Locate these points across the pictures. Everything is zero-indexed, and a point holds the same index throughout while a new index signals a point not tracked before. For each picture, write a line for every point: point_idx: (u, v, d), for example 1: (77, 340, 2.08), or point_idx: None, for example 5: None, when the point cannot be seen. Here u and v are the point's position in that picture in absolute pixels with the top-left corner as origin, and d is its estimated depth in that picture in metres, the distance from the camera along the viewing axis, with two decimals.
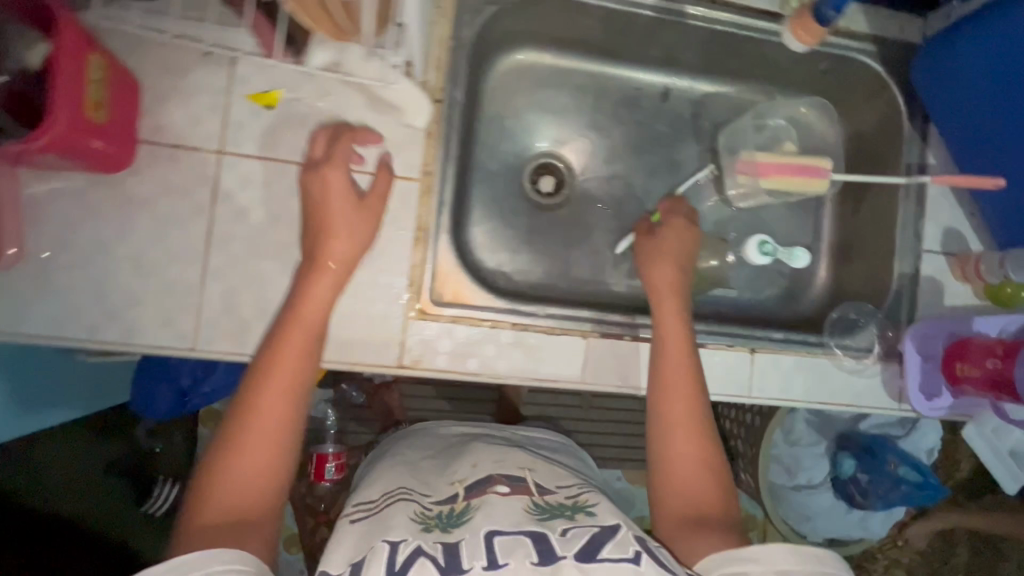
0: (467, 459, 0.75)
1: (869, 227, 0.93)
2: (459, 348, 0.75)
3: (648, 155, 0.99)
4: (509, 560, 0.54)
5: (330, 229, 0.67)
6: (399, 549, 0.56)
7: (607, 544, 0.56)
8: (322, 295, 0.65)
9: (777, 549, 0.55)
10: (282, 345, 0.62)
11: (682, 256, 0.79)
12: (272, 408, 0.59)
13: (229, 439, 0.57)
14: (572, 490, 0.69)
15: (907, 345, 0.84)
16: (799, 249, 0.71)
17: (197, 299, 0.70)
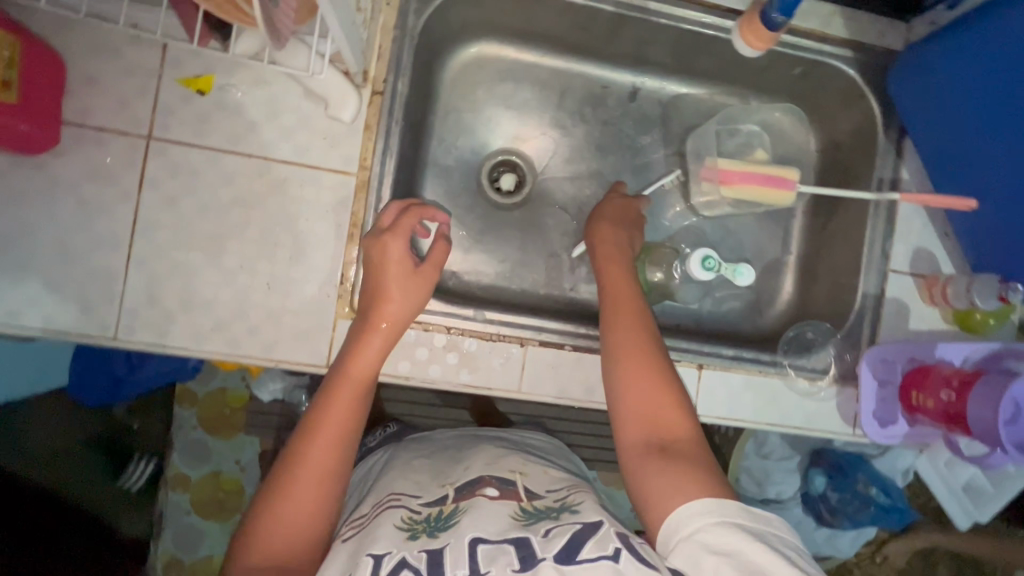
0: (459, 464, 0.71)
1: (836, 242, 0.89)
2: (390, 350, 0.73)
3: (613, 156, 0.96)
4: (490, 568, 0.51)
5: (382, 289, 0.67)
6: (383, 564, 0.52)
7: (587, 543, 0.52)
8: (374, 352, 0.66)
9: (731, 503, 0.53)
10: (334, 398, 0.63)
11: (624, 219, 0.82)
12: (318, 461, 0.60)
13: (277, 487, 0.59)
14: (561, 492, 0.64)
15: (862, 369, 0.81)
16: (745, 267, 0.67)
17: (120, 287, 0.68)
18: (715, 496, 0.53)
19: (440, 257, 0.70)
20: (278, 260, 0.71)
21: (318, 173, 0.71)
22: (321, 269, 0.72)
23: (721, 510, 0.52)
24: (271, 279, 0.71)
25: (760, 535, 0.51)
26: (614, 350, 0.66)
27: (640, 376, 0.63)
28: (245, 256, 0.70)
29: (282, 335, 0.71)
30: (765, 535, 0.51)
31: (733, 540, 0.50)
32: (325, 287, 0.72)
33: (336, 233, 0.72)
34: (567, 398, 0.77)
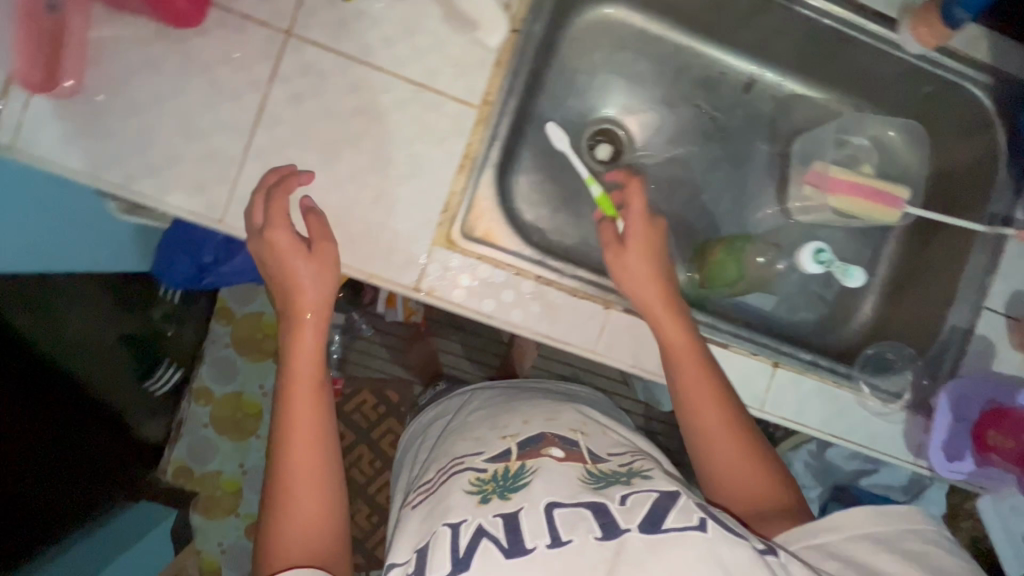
0: (517, 415, 0.71)
1: (931, 269, 0.87)
2: (478, 287, 0.74)
3: (716, 145, 0.94)
4: (572, 536, 0.49)
5: (294, 280, 0.66)
6: (461, 533, 0.52)
7: (671, 511, 0.50)
8: (311, 343, 0.65)
9: (858, 511, 0.53)
10: (292, 400, 0.62)
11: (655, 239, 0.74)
12: (303, 466, 0.60)
13: (272, 508, 0.59)
14: (623, 457, 0.63)
15: (941, 399, 0.78)
16: (855, 270, 0.64)
17: (235, 173, 0.69)
18: (846, 508, 0.54)
19: (323, 226, 0.68)
20: (388, 176, 0.71)
21: (442, 99, 0.72)
22: (427, 194, 0.72)
23: (853, 520, 0.53)
24: (378, 193, 0.71)
25: (894, 536, 0.52)
26: (688, 401, 0.67)
27: (716, 428, 0.64)
28: (357, 166, 0.71)
29: (380, 251, 0.72)
30: (895, 538, 0.52)
31: (871, 551, 0.51)
32: (428, 212, 0.72)
33: (448, 161, 0.72)
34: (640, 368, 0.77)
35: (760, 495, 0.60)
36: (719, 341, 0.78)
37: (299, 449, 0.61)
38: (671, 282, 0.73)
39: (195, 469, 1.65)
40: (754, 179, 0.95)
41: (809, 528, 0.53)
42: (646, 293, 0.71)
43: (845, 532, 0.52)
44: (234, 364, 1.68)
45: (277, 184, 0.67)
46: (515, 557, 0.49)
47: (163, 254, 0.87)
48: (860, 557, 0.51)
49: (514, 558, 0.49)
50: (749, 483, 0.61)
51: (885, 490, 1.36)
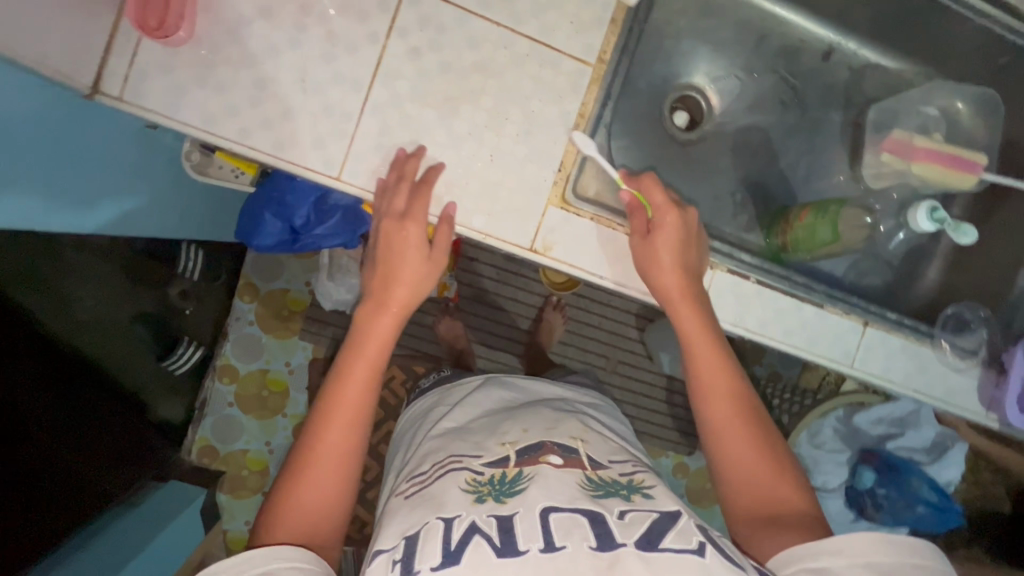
0: (517, 423, 0.73)
1: (998, 234, 0.91)
2: (589, 247, 0.74)
3: (792, 113, 0.97)
4: (566, 543, 0.51)
5: (396, 274, 0.70)
6: (454, 528, 0.54)
7: (670, 533, 0.54)
8: (385, 330, 0.70)
9: (860, 541, 0.56)
10: (349, 377, 0.67)
11: (685, 236, 0.71)
12: (335, 439, 0.64)
13: (297, 468, 0.64)
14: (626, 467, 0.67)
15: (1016, 352, 0.83)
16: (971, 229, 0.68)
17: (353, 129, 0.68)
18: (850, 535, 0.56)
19: (450, 237, 0.71)
20: (505, 134, 0.71)
21: (558, 56, 0.71)
22: (544, 152, 0.72)
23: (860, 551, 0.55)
24: (494, 152, 0.71)
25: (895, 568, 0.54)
26: (705, 406, 0.70)
27: (734, 433, 0.68)
28: (475, 124, 0.70)
29: (496, 210, 0.72)
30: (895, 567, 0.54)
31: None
32: (544, 171, 0.72)
33: (563, 120, 0.72)
34: (742, 329, 0.79)
35: (773, 503, 0.63)
36: (818, 302, 0.80)
37: (337, 426, 0.65)
38: (695, 276, 0.72)
39: (220, 448, 1.62)
40: (826, 148, 0.98)
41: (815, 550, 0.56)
42: (664, 287, 0.71)
43: (846, 558, 0.55)
44: (260, 341, 1.65)
45: (386, 180, 0.69)
46: (507, 556, 0.51)
47: (250, 219, 0.86)
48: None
49: (506, 557, 0.51)
50: (769, 491, 0.64)
51: (908, 453, 1.40)
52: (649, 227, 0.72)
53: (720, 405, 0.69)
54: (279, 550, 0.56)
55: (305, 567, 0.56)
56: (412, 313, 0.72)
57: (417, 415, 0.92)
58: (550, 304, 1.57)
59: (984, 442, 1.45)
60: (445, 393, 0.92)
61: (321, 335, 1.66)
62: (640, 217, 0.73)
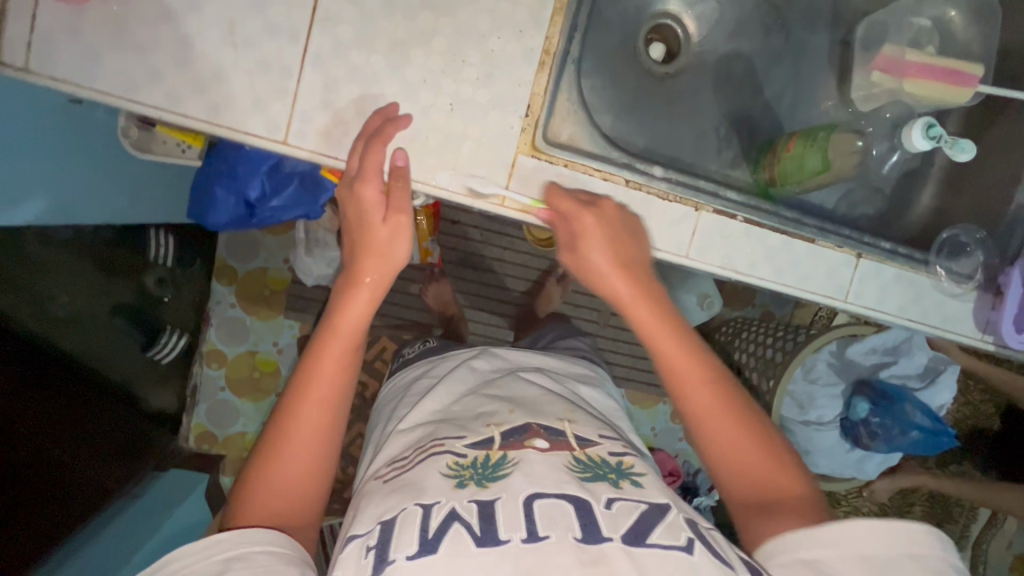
0: (502, 404, 0.72)
1: (997, 150, 0.87)
2: (565, 194, 0.69)
3: (777, 36, 0.90)
4: (550, 533, 0.50)
5: (366, 246, 0.65)
6: (431, 516, 0.53)
7: (658, 527, 0.52)
8: (361, 307, 0.65)
9: (854, 527, 0.55)
10: (322, 356, 0.64)
11: (624, 230, 0.68)
12: (308, 419, 0.62)
13: (268, 448, 0.62)
14: (616, 445, 0.66)
15: (1013, 272, 0.80)
16: (969, 143, 0.63)
17: (294, 84, 0.61)
18: (843, 522, 0.55)
19: (407, 196, 0.65)
20: (464, 79, 0.64)
21: None
22: (509, 96, 0.66)
23: (854, 535, 0.54)
24: (454, 99, 0.65)
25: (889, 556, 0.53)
26: (676, 389, 0.67)
27: (718, 420, 0.65)
28: (430, 70, 0.64)
29: (462, 164, 0.66)
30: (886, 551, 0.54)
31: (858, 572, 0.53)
32: (510, 116, 0.66)
33: (527, 59, 0.66)
34: (740, 274, 0.76)
35: (768, 489, 0.62)
36: (809, 237, 0.76)
37: (313, 405, 0.63)
38: (638, 265, 0.69)
39: (218, 433, 1.62)
40: (814, 70, 0.91)
41: (806, 541, 0.55)
42: (608, 285, 0.68)
43: (840, 548, 0.54)
44: (244, 324, 1.62)
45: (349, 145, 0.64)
46: (486, 545, 0.49)
47: (200, 195, 0.80)
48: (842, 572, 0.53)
49: (484, 547, 0.49)
50: (761, 477, 0.63)
51: (901, 380, 1.42)
52: (570, 240, 0.68)
53: (693, 392, 0.66)
54: (253, 534, 0.56)
55: (274, 549, 0.55)
56: (390, 286, 0.67)
57: (402, 386, 0.90)
58: (553, 274, 1.52)
59: (976, 363, 1.46)
60: (432, 367, 0.90)
61: (306, 313, 1.63)
62: (563, 228, 0.68)
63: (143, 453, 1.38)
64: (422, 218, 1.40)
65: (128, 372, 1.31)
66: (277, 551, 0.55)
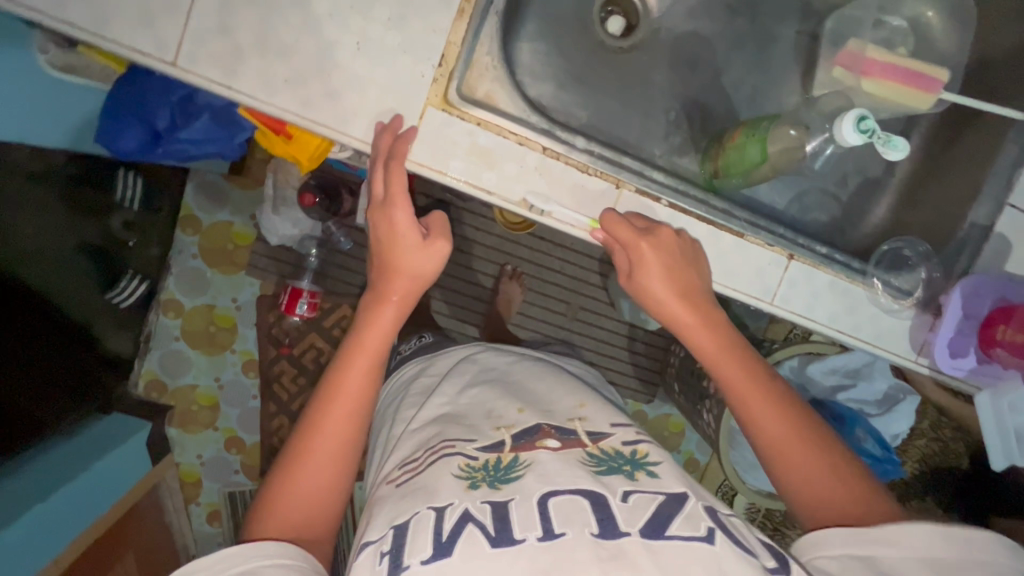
0: (512, 403, 0.67)
1: (959, 164, 0.82)
2: (474, 155, 0.65)
3: (739, 21, 0.86)
4: (566, 529, 0.48)
5: (392, 265, 0.64)
6: (445, 518, 0.51)
7: (675, 518, 0.50)
8: (388, 325, 0.64)
9: (921, 531, 0.50)
10: (348, 370, 0.61)
11: (689, 256, 0.67)
12: (333, 433, 0.59)
13: (292, 459, 0.59)
14: (629, 433, 0.62)
15: (953, 293, 0.76)
16: (901, 140, 0.58)
17: (188, 4, 0.58)
18: (907, 525, 0.51)
19: (444, 224, 0.67)
20: (375, 18, 0.60)
21: None
22: (421, 44, 0.62)
23: (917, 539, 0.50)
24: (361, 39, 0.61)
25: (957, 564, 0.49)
26: (744, 415, 0.61)
27: (786, 450, 0.58)
28: (337, 3, 0.60)
29: (364, 110, 0.62)
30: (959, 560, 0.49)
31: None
32: (421, 65, 0.62)
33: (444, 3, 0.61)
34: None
35: (838, 513, 0.55)
36: (735, 230, 0.72)
37: (336, 420, 0.60)
38: (701, 292, 0.66)
39: (169, 383, 1.58)
40: (779, 61, 0.87)
41: (855, 537, 0.52)
42: (670, 308, 0.64)
43: (902, 549, 0.50)
44: (205, 276, 1.58)
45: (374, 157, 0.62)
46: (501, 546, 0.48)
47: (110, 118, 0.76)
48: (903, 572, 0.49)
49: (501, 547, 0.47)
50: (835, 497, 0.56)
51: (858, 405, 1.36)
52: (630, 267, 0.66)
53: (760, 416, 0.60)
54: (263, 545, 0.53)
55: (286, 562, 0.52)
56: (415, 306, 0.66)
57: (399, 387, 0.84)
58: (505, 274, 1.52)
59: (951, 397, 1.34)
60: (431, 363, 0.84)
61: (268, 271, 1.59)
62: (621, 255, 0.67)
63: (88, 393, 1.35)
64: None
65: (88, 313, 1.29)
66: (290, 564, 0.52)
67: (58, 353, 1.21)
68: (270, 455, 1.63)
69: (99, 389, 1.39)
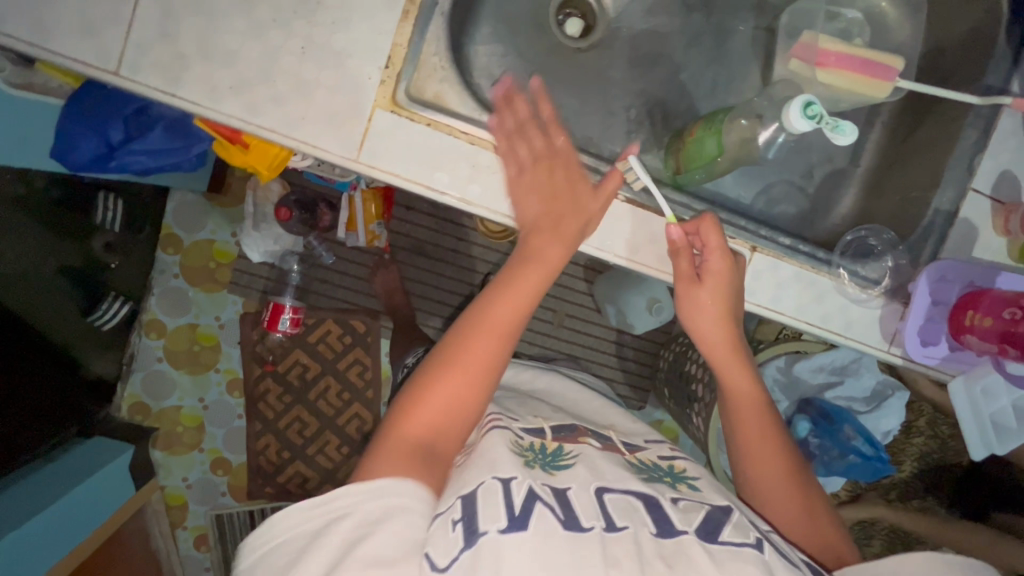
0: (544, 405, 0.78)
1: (921, 152, 0.82)
2: (425, 156, 0.65)
3: (696, 19, 0.86)
4: (627, 522, 0.52)
5: (555, 202, 0.65)
6: (513, 491, 0.51)
7: (727, 527, 0.55)
8: (550, 258, 0.64)
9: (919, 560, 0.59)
10: (511, 291, 0.61)
11: (733, 282, 0.69)
12: (484, 350, 0.59)
13: (442, 363, 0.59)
14: (664, 449, 0.75)
15: (920, 280, 0.75)
16: (848, 124, 0.58)
17: (129, 14, 0.58)
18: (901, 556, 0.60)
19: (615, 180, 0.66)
20: (319, 23, 0.61)
21: None
22: (369, 44, 0.62)
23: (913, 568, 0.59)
24: (306, 43, 0.61)
25: None
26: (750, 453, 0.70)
27: (784, 483, 0.69)
28: (280, 10, 0.60)
29: (310, 113, 0.62)
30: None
31: None
32: (368, 66, 0.62)
33: (388, 5, 0.62)
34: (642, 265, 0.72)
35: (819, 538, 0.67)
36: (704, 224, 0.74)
37: (488, 340, 0.59)
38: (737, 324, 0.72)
39: (152, 405, 1.53)
40: (737, 57, 0.87)
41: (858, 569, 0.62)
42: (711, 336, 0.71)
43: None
44: (187, 295, 1.53)
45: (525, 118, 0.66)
46: (572, 528, 0.49)
47: (62, 133, 0.76)
48: None
49: (572, 530, 0.49)
50: (809, 530, 0.67)
51: (847, 402, 1.33)
52: (698, 271, 0.69)
53: (763, 455, 0.70)
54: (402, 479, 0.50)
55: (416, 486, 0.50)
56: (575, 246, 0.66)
57: None
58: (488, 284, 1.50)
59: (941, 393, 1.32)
60: None
61: (252, 288, 1.54)
62: (687, 260, 0.69)
63: (70, 417, 1.32)
64: (372, 201, 1.43)
65: (74, 341, 1.26)
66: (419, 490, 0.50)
67: (49, 378, 1.19)
68: (257, 475, 1.57)
69: (80, 413, 1.35)
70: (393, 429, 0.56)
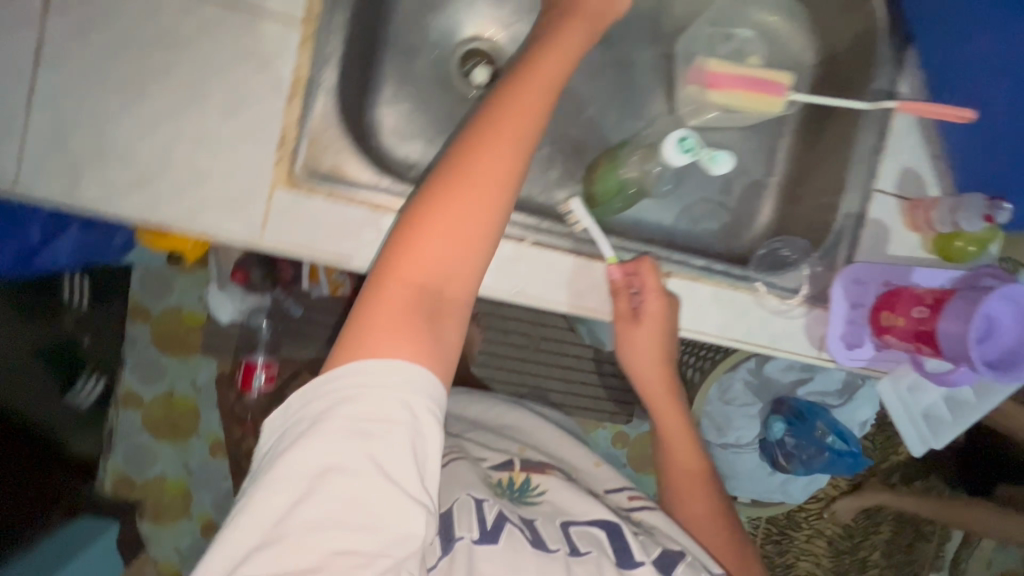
0: (513, 442, 0.85)
1: (826, 158, 0.84)
2: (328, 225, 0.67)
3: (595, 53, 0.88)
4: (590, 549, 0.62)
5: (546, 41, 0.62)
6: (486, 510, 0.61)
7: (681, 565, 0.66)
8: (540, 86, 0.58)
9: None
10: (502, 123, 0.56)
11: (669, 328, 0.74)
12: (477, 188, 0.53)
13: (430, 205, 0.53)
14: (623, 496, 0.82)
15: (835, 284, 0.76)
16: (722, 157, 0.62)
17: (22, 128, 0.60)
18: None
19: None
20: (207, 113, 0.63)
21: (258, 20, 0.64)
22: (259, 127, 0.64)
23: None
24: (198, 133, 0.63)
25: None
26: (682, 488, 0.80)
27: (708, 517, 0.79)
28: (168, 105, 0.62)
29: (210, 200, 0.64)
30: None
31: None
32: (261, 148, 0.64)
33: (274, 88, 0.64)
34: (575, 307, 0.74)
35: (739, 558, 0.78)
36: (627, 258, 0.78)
37: (482, 174, 0.54)
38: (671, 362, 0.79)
39: (136, 478, 1.53)
40: (639, 86, 0.90)
41: None
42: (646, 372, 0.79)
43: None
44: (159, 364, 1.54)
45: None
46: (539, 547, 0.59)
47: None
48: None
49: (539, 549, 0.59)
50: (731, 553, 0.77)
51: (820, 397, 1.27)
52: (635, 311, 0.73)
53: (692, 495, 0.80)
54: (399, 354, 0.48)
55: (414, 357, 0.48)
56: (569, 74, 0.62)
57: None
58: None
59: None
60: None
61: (222, 349, 1.54)
62: (624, 299, 0.73)
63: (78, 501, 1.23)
64: None
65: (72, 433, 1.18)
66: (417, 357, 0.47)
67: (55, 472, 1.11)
68: None
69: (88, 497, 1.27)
70: (386, 279, 0.51)
